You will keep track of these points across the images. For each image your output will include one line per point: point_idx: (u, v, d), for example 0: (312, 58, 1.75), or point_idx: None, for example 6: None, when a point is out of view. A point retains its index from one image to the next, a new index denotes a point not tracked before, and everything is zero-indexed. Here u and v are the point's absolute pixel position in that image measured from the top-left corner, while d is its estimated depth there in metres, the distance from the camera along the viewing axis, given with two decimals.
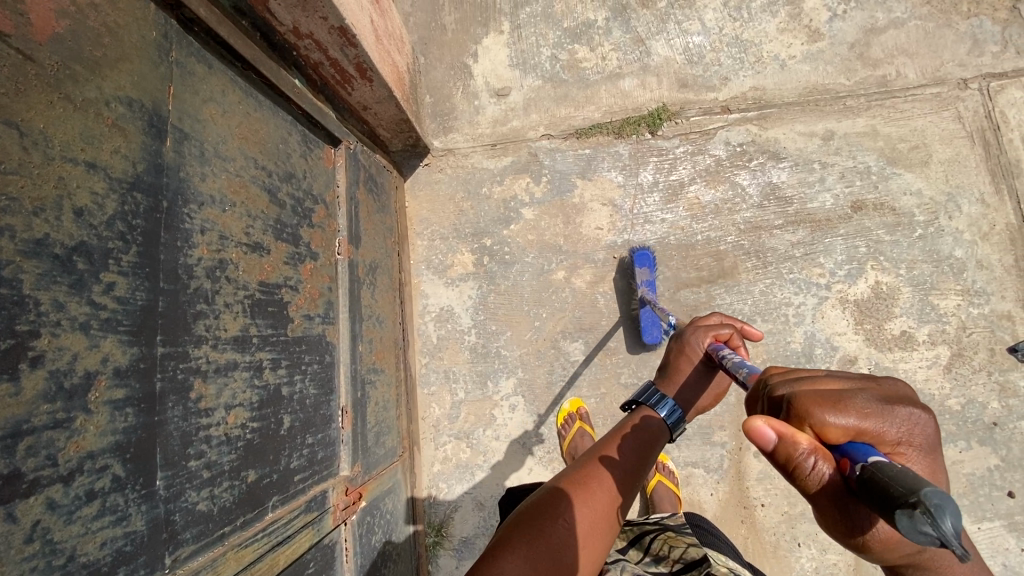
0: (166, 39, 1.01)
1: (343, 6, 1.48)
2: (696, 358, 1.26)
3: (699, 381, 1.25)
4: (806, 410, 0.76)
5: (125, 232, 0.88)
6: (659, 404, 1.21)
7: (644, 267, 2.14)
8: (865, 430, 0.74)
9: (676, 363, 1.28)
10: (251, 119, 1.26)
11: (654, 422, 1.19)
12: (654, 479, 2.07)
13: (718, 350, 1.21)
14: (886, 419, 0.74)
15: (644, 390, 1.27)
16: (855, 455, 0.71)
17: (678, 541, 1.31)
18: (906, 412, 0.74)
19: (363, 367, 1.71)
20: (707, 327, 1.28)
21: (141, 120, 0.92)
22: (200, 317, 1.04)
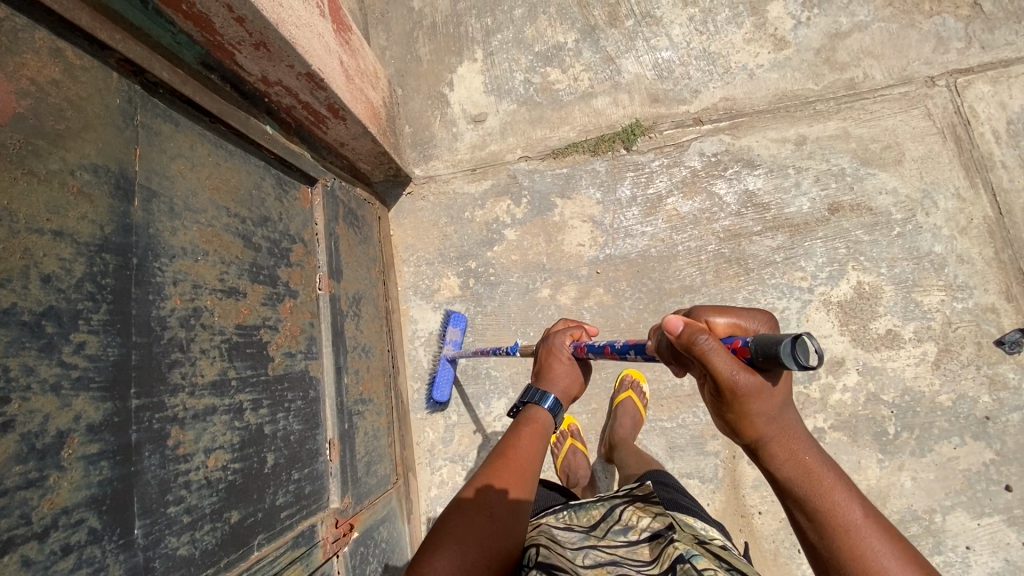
0: (131, 104, 1.05)
1: (310, 53, 1.52)
2: (566, 355, 1.46)
3: (571, 373, 1.46)
4: (702, 312, 1.02)
5: (95, 292, 0.92)
6: (543, 399, 1.40)
7: (455, 327, 2.27)
8: (738, 324, 1.00)
9: (547, 362, 1.47)
10: (221, 169, 1.30)
11: (542, 416, 1.37)
12: (624, 393, 2.14)
13: (581, 347, 1.43)
14: (755, 316, 1.01)
15: (526, 391, 1.44)
16: (742, 337, 0.94)
17: (646, 509, 1.32)
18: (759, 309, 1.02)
19: (350, 399, 1.74)
20: (565, 329, 1.51)
21: (107, 184, 0.97)
22: (175, 365, 1.08)
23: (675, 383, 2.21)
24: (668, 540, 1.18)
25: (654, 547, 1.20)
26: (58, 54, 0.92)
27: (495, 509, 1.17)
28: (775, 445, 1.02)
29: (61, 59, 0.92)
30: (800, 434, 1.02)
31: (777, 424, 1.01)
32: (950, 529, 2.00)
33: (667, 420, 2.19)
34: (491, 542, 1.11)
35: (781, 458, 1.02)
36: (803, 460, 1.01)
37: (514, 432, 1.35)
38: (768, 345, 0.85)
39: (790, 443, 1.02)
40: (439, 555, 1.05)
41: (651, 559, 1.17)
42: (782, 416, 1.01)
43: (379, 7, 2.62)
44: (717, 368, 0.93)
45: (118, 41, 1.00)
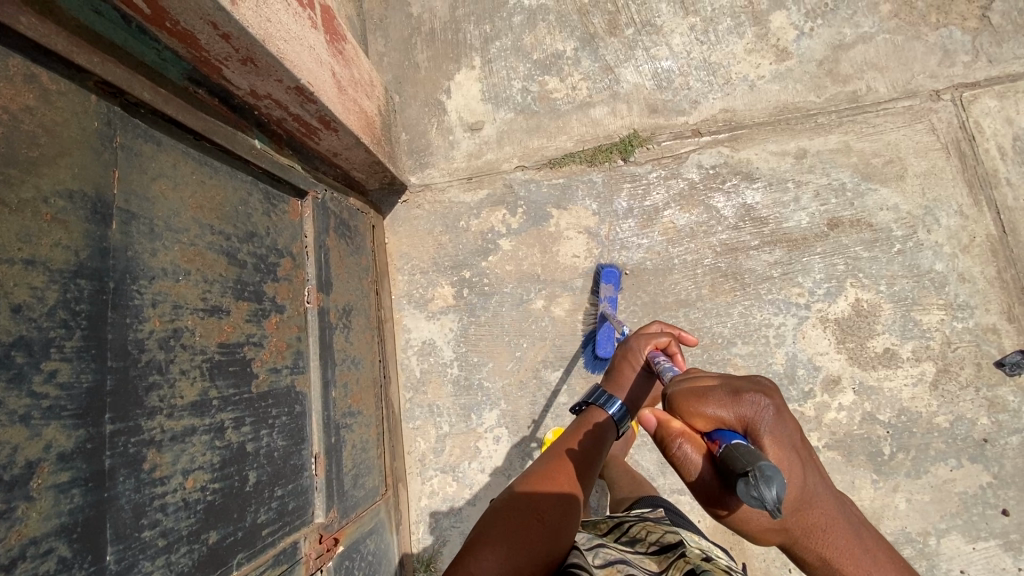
0: (110, 126, 1.05)
1: (299, 67, 1.51)
2: (639, 363, 1.38)
3: (641, 384, 1.39)
4: (685, 403, 1.01)
5: (68, 319, 0.92)
6: (607, 403, 1.34)
7: (609, 283, 2.20)
8: (721, 418, 0.97)
9: (619, 366, 1.42)
10: (206, 187, 1.29)
11: (601, 421, 1.34)
12: None
13: (654, 357, 1.34)
14: (738, 406, 0.96)
15: (593, 391, 1.40)
16: (717, 443, 0.94)
17: (655, 528, 1.36)
18: (752, 399, 0.95)
19: (338, 413, 1.74)
20: (650, 336, 1.41)
21: (83, 209, 0.96)
22: (153, 388, 1.08)
23: None
24: (678, 554, 1.16)
25: (661, 558, 1.18)
26: (33, 80, 0.91)
27: (544, 514, 1.18)
28: (803, 540, 1.03)
29: (37, 85, 0.92)
30: (828, 528, 1.02)
31: (800, 523, 1.01)
32: (945, 552, 1.98)
33: None
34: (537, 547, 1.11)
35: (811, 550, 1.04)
36: (832, 553, 1.02)
37: (573, 436, 1.35)
38: (730, 475, 0.85)
39: (818, 537, 1.02)
40: (488, 554, 1.08)
41: (660, 570, 1.13)
42: (804, 516, 1.01)
43: (378, 13, 2.61)
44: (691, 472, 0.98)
45: (96, 64, 1.01)
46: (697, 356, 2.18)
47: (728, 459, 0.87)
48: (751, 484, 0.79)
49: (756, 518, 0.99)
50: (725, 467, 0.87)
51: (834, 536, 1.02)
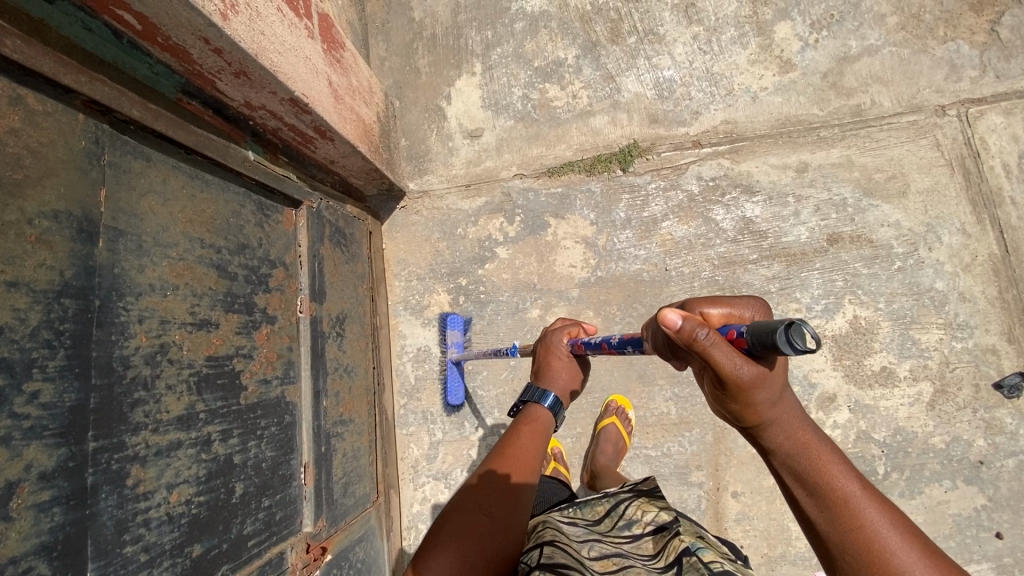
0: (98, 144, 1.05)
1: (294, 79, 1.51)
2: (564, 352, 1.43)
3: (572, 371, 1.44)
4: (696, 304, 0.99)
5: (51, 339, 0.93)
6: (543, 397, 1.35)
7: (455, 330, 2.30)
8: (732, 315, 0.98)
9: (545, 360, 1.44)
10: (197, 201, 1.30)
11: (541, 415, 1.33)
12: (608, 419, 2.10)
13: (579, 344, 1.41)
14: (744, 302, 0.99)
15: (527, 389, 1.40)
16: (737, 327, 0.91)
17: (650, 505, 1.31)
18: (756, 300, 1.00)
19: (329, 422, 1.75)
20: (564, 327, 1.48)
21: (69, 229, 0.97)
22: (139, 404, 1.09)
23: (661, 412, 2.17)
24: (673, 533, 1.20)
25: (658, 543, 1.21)
26: (19, 102, 0.92)
27: (490, 515, 1.15)
28: (774, 427, 0.97)
29: (23, 107, 0.92)
30: (799, 413, 0.98)
31: (778, 403, 0.95)
32: None
33: (652, 448, 2.16)
34: (487, 542, 1.11)
35: (779, 437, 0.97)
36: (798, 436, 0.97)
37: (514, 430, 1.32)
38: (763, 336, 0.81)
39: (789, 421, 0.97)
40: (437, 559, 1.06)
41: (655, 552, 1.18)
42: (783, 398, 0.96)
43: (380, 17, 2.60)
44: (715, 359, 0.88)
45: (84, 83, 1.01)
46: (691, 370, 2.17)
47: (759, 325, 0.84)
48: (796, 327, 0.76)
49: (758, 399, 0.92)
50: (757, 334, 0.84)
51: (810, 436, 0.97)
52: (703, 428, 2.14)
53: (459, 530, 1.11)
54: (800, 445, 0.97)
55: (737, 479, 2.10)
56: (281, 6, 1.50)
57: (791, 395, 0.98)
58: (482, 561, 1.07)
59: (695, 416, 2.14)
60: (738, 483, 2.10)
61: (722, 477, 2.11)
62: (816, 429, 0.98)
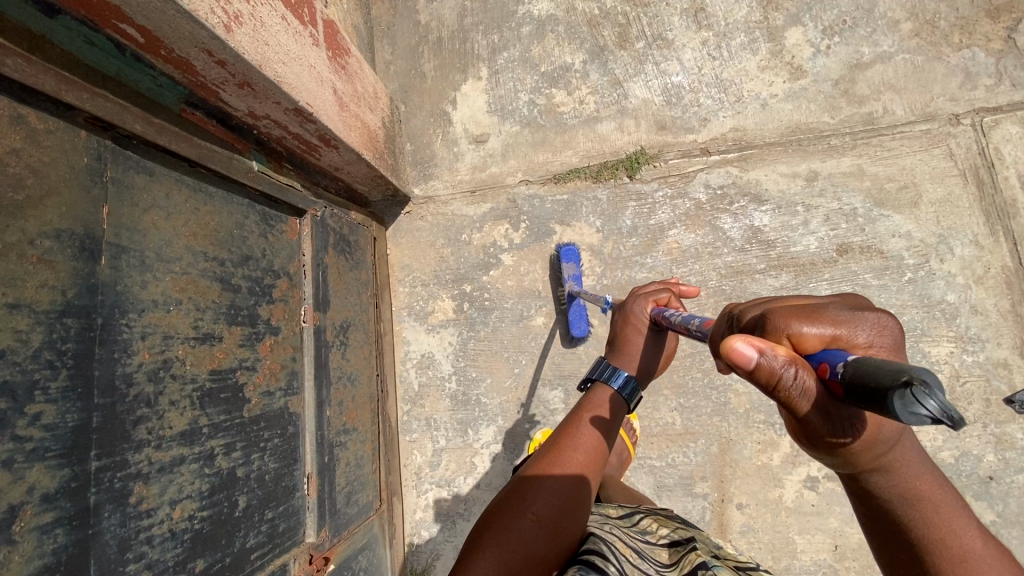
0: (101, 160, 1.04)
1: (298, 89, 1.49)
2: (644, 325, 1.35)
3: (649, 347, 1.35)
4: (781, 322, 0.79)
5: (54, 360, 0.93)
6: (613, 377, 1.30)
7: (570, 262, 2.21)
8: (835, 336, 0.78)
9: (623, 334, 1.36)
10: (200, 214, 1.29)
11: (608, 398, 1.28)
12: None
13: (661, 315, 1.31)
14: (856, 320, 0.79)
15: (596, 365, 1.35)
16: (834, 361, 0.74)
17: (665, 523, 1.38)
18: (870, 315, 0.79)
19: (332, 432, 1.74)
20: (649, 292, 1.38)
21: (71, 248, 0.96)
22: (141, 421, 1.08)
23: (666, 422, 2.15)
24: (688, 547, 1.23)
25: (672, 552, 1.23)
26: (20, 121, 0.91)
27: (541, 513, 1.12)
28: (890, 478, 0.90)
29: (24, 126, 0.91)
30: (914, 463, 0.91)
31: (895, 454, 0.87)
32: None
33: (657, 459, 2.14)
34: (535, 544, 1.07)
35: (889, 487, 0.91)
36: (910, 486, 0.91)
37: (574, 420, 1.29)
38: (869, 394, 0.65)
39: (906, 473, 0.90)
40: (481, 561, 1.04)
41: (671, 559, 1.19)
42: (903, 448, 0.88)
43: (386, 20, 2.58)
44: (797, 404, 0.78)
45: (86, 100, 1.00)
46: (697, 381, 2.15)
47: (864, 372, 0.66)
48: (915, 393, 0.58)
49: (861, 445, 0.82)
50: (860, 389, 0.67)
51: (921, 482, 0.92)
52: (708, 439, 2.12)
53: (506, 527, 1.10)
54: (910, 495, 0.91)
55: (742, 491, 2.09)
56: (285, 15, 1.49)
57: (909, 444, 0.89)
58: (526, 565, 1.04)
59: (700, 427, 2.13)
60: (743, 494, 2.09)
61: (727, 489, 2.10)
62: (939, 480, 0.93)
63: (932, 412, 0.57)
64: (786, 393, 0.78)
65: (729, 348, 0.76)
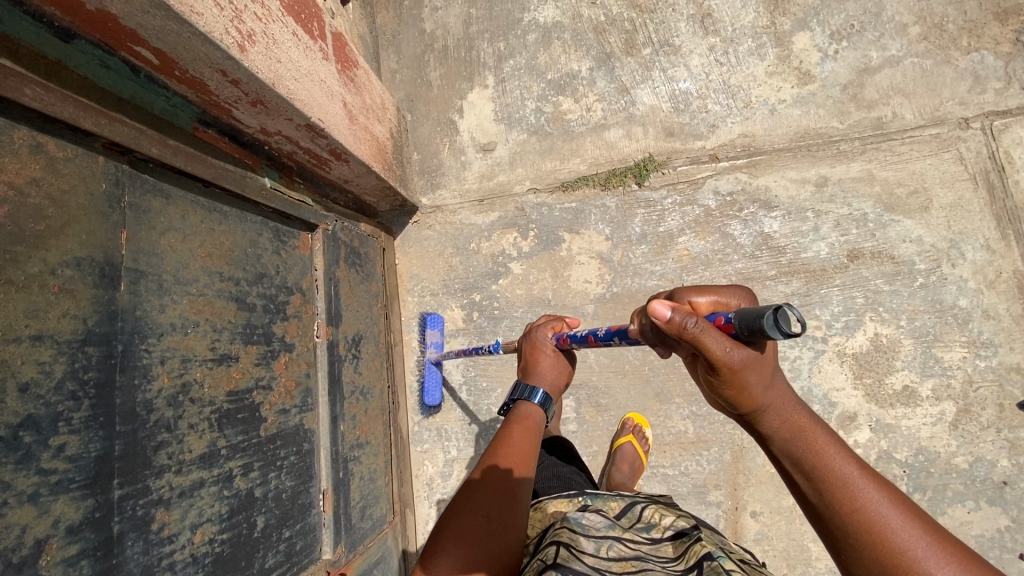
0: (118, 186, 1.04)
1: (310, 105, 1.48)
2: (550, 348, 1.41)
3: (557, 367, 1.41)
4: (683, 293, 1.01)
5: (76, 390, 0.92)
6: (532, 394, 1.33)
7: (433, 329, 2.31)
8: (720, 303, 1.00)
9: (531, 358, 1.41)
10: (215, 234, 1.28)
11: (532, 411, 1.31)
12: (625, 438, 2.06)
13: (563, 338, 1.39)
14: (733, 292, 1.01)
15: (515, 387, 1.38)
16: (723, 313, 0.92)
17: (668, 511, 1.32)
18: (739, 288, 1.02)
19: (346, 447, 1.74)
20: (547, 322, 1.46)
21: (91, 276, 0.96)
22: (162, 446, 1.08)
23: (679, 430, 2.15)
24: (694, 538, 1.18)
25: (677, 547, 1.19)
26: (39, 150, 0.90)
27: (490, 512, 1.11)
28: (770, 410, 0.97)
29: (43, 154, 0.91)
30: (791, 398, 0.98)
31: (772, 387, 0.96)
32: None
33: (670, 467, 2.14)
34: (489, 542, 1.07)
35: (773, 420, 0.98)
36: (790, 418, 0.97)
37: (505, 429, 1.29)
38: (747, 320, 0.84)
39: (782, 406, 0.97)
40: (440, 559, 1.04)
41: (676, 557, 1.16)
42: (774, 379, 0.96)
43: (391, 29, 2.57)
44: (706, 344, 0.90)
45: (104, 126, 0.99)
46: None
47: (743, 309, 0.86)
48: (781, 312, 0.79)
49: (748, 377, 0.92)
50: (743, 317, 0.85)
51: (800, 415, 0.98)
52: (721, 447, 2.12)
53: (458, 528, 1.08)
54: (792, 427, 0.97)
55: (756, 498, 2.08)
56: (296, 31, 1.47)
57: (783, 380, 0.99)
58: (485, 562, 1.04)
59: (713, 435, 2.12)
60: (757, 502, 2.08)
61: (741, 496, 2.09)
62: (811, 412, 0.99)
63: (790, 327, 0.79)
64: (693, 336, 0.90)
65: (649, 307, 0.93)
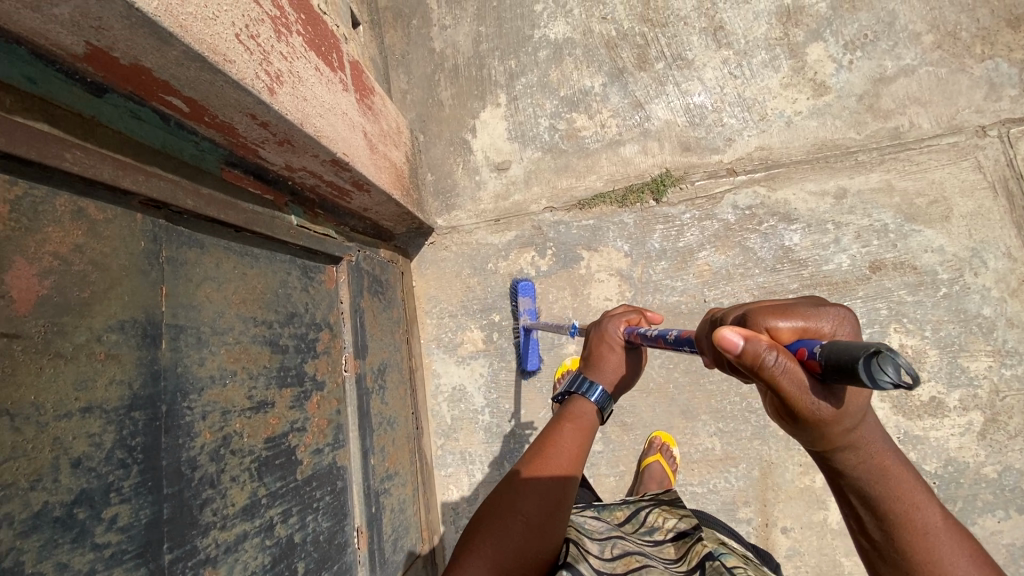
0: (156, 241, 1.02)
1: (335, 140, 1.46)
2: (618, 342, 1.27)
3: (622, 364, 1.26)
4: (760, 316, 0.83)
5: (125, 458, 0.90)
6: (590, 391, 1.20)
7: (526, 297, 2.23)
8: (807, 328, 0.81)
9: (598, 351, 1.27)
10: (248, 278, 1.26)
11: (586, 410, 1.18)
12: (653, 457, 2.06)
13: (636, 332, 1.23)
14: (824, 314, 0.81)
15: (572, 380, 1.25)
16: (810, 345, 0.77)
17: (673, 511, 1.31)
18: (834, 308, 0.82)
19: (376, 480, 1.71)
20: (622, 314, 1.29)
21: (134, 338, 0.94)
22: (207, 503, 1.06)
23: (706, 447, 2.14)
24: (696, 539, 1.17)
25: (679, 547, 1.18)
26: (80, 214, 0.88)
27: (529, 514, 1.06)
28: (856, 458, 0.87)
29: (85, 219, 0.89)
30: (881, 442, 0.88)
31: (861, 433, 0.85)
32: None
33: (697, 485, 2.13)
34: (521, 547, 1.03)
35: (856, 464, 0.88)
36: (876, 464, 0.88)
37: (556, 425, 1.19)
38: (839, 363, 0.68)
39: (870, 452, 0.87)
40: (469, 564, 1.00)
41: (678, 557, 1.15)
42: (865, 426, 0.85)
43: (400, 49, 2.55)
44: (782, 386, 0.78)
45: (141, 183, 0.97)
46: (735, 404, 2.13)
47: (836, 349, 0.70)
48: (882, 360, 0.62)
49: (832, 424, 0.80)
50: (834, 366, 0.70)
51: (888, 461, 0.89)
52: (749, 463, 2.11)
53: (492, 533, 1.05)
54: (878, 475, 0.88)
55: (786, 514, 2.07)
56: (319, 65, 1.45)
57: (875, 425, 0.88)
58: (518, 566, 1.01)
59: (740, 452, 2.11)
60: (787, 518, 2.07)
61: (771, 512, 2.08)
62: (900, 457, 0.90)
63: (894, 378, 0.61)
64: (770, 376, 0.78)
65: (718, 335, 0.78)
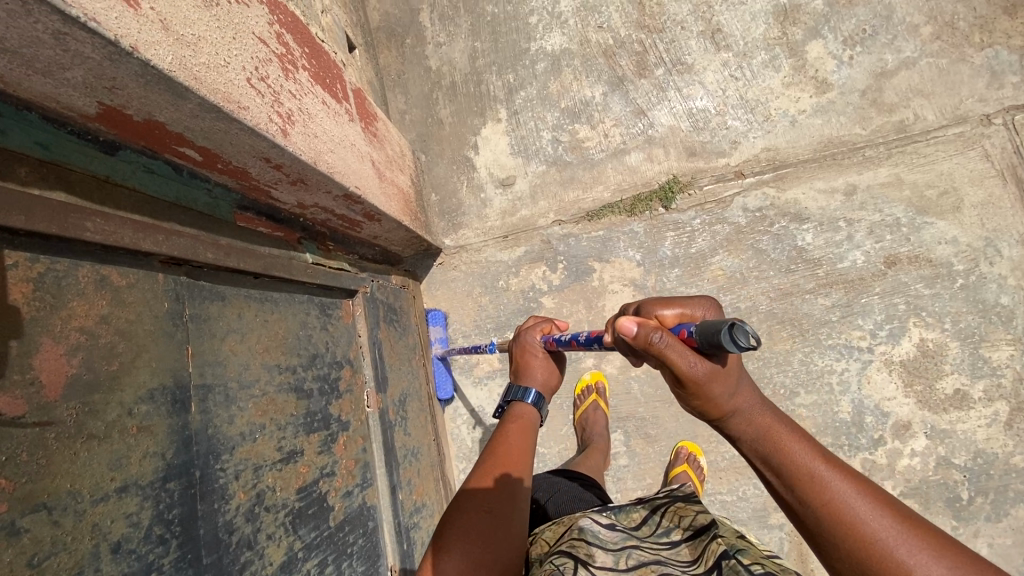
0: (179, 300, 0.99)
1: (347, 174, 1.42)
2: (539, 350, 1.32)
3: (550, 367, 1.32)
4: (650, 305, 0.98)
5: (163, 533, 0.87)
6: (525, 394, 1.26)
7: (437, 326, 2.31)
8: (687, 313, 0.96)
9: (522, 360, 1.32)
10: (269, 325, 1.22)
11: (527, 410, 1.24)
12: (679, 467, 2.01)
13: (552, 340, 1.29)
14: (698, 301, 0.98)
15: (508, 388, 1.30)
16: (688, 326, 0.91)
17: (687, 509, 1.15)
18: (704, 297, 0.98)
19: (406, 515, 1.67)
20: (534, 325, 1.37)
21: (164, 405, 0.91)
22: (246, 567, 1.02)
23: (733, 454, 2.11)
24: (712, 536, 1.05)
25: (697, 547, 1.06)
26: (103, 284, 0.86)
27: (492, 505, 1.04)
28: (735, 415, 0.93)
29: (107, 287, 0.87)
30: (755, 398, 0.93)
31: (733, 389, 0.92)
32: None
33: (727, 493, 2.10)
34: (492, 538, 1.00)
35: (739, 423, 0.93)
36: (752, 418, 0.93)
37: (499, 430, 1.22)
38: (707, 336, 0.84)
39: (745, 408, 0.93)
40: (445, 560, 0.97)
41: (695, 558, 1.04)
42: (736, 382, 0.92)
43: (395, 69, 2.52)
44: (671, 358, 0.88)
45: (162, 243, 0.94)
46: None
47: (705, 325, 0.85)
48: (735, 327, 0.79)
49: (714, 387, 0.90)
50: (704, 335, 0.85)
51: (763, 416, 0.93)
52: None
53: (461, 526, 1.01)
54: (757, 428, 0.92)
55: None
56: (325, 99, 1.41)
57: (749, 383, 0.94)
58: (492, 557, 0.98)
59: None
60: None
61: None
62: (778, 410, 0.93)
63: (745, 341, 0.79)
64: (659, 351, 0.89)
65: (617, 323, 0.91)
